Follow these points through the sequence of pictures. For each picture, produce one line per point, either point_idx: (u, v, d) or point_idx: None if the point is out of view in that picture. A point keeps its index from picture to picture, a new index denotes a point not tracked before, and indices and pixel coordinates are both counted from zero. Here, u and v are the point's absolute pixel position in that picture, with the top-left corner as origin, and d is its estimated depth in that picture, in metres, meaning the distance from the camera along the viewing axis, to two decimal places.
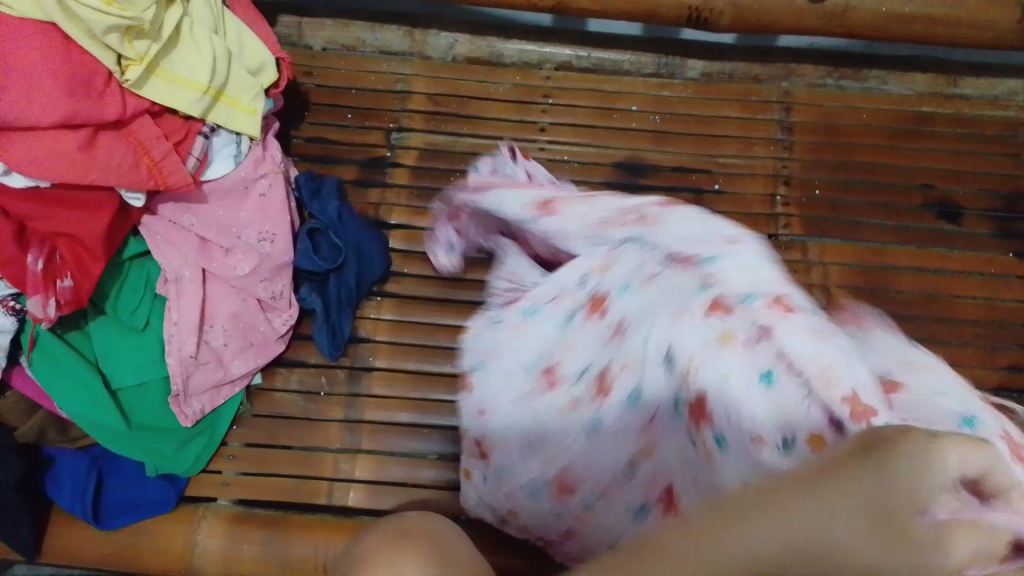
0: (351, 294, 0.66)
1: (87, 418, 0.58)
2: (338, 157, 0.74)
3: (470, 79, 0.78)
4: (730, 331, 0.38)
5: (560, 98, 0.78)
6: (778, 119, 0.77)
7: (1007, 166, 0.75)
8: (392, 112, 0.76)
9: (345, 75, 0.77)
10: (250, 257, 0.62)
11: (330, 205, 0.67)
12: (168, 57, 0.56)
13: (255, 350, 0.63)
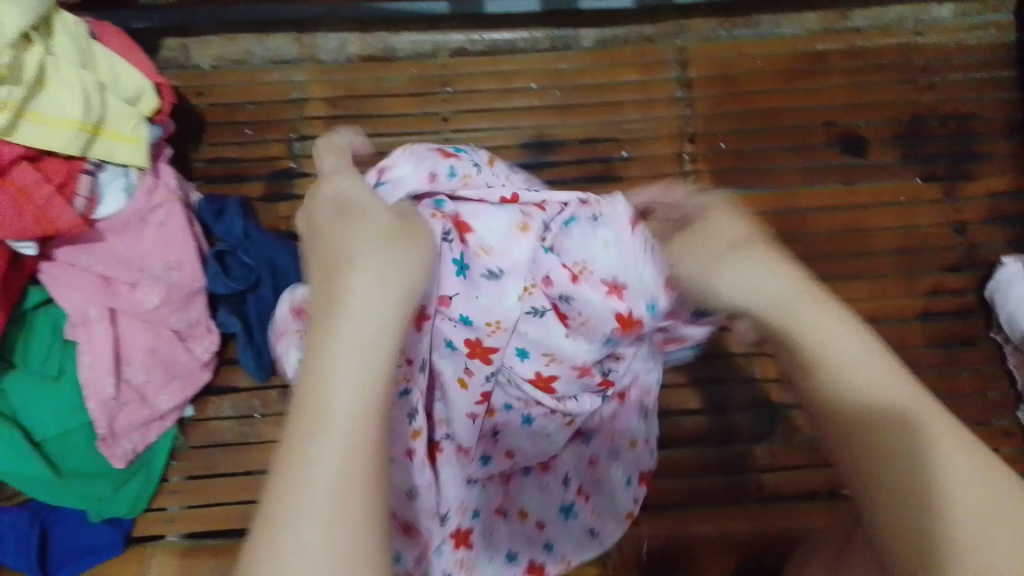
0: (271, 311, 0.66)
1: (11, 471, 0.57)
2: (243, 175, 0.73)
3: (366, 77, 0.77)
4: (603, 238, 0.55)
5: (459, 84, 0.77)
6: (677, 76, 0.77)
7: (905, 93, 0.76)
8: (292, 121, 0.75)
9: (241, 89, 0.76)
10: (158, 288, 0.61)
11: (235, 225, 0.66)
12: (36, 99, 0.54)
13: (178, 381, 0.62)
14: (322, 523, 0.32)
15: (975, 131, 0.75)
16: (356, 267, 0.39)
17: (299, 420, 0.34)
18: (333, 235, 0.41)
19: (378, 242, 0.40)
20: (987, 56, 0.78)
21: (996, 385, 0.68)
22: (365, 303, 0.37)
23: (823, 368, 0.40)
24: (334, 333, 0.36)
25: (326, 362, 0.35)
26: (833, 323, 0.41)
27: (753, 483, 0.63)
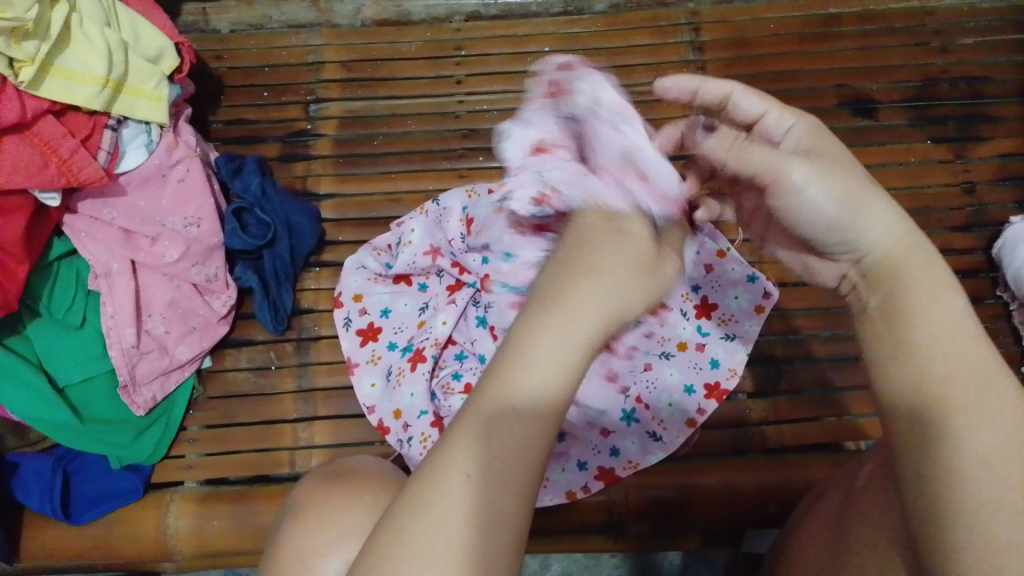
0: (287, 267, 0.67)
1: (37, 417, 0.59)
2: (259, 136, 0.75)
3: (381, 42, 0.78)
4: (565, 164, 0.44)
5: (472, 48, 0.78)
6: (689, 40, 0.78)
7: (917, 55, 0.76)
8: (307, 84, 0.76)
9: (257, 53, 0.78)
10: (177, 243, 0.63)
11: (252, 182, 0.68)
12: (61, 55, 0.56)
13: (198, 332, 0.64)
14: (480, 526, 0.30)
15: (988, 93, 0.75)
16: (594, 272, 0.33)
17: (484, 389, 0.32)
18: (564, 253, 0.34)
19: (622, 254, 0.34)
20: (1000, 19, 0.78)
21: (1004, 343, 0.69)
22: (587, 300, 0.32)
23: (923, 322, 0.36)
24: (566, 320, 0.31)
25: (538, 341, 0.31)
26: (936, 275, 0.37)
27: (755, 435, 0.66)
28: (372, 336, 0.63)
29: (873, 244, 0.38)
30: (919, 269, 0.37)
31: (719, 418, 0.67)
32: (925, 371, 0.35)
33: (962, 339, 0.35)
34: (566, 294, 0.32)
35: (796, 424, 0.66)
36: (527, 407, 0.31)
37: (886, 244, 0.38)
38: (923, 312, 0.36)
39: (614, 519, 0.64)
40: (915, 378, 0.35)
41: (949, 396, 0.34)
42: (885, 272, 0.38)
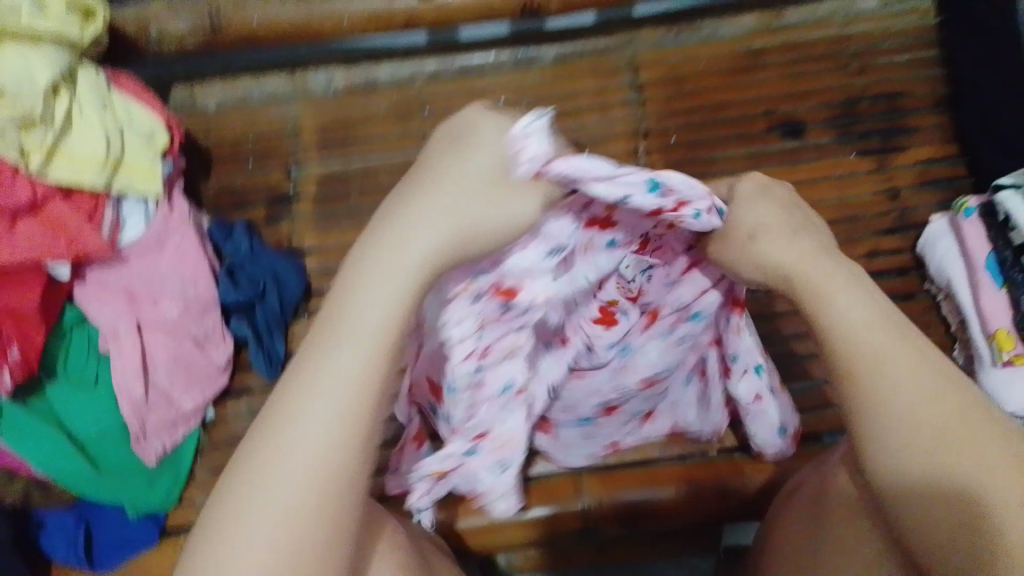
0: (276, 318, 0.74)
1: (61, 472, 0.65)
2: (246, 201, 0.82)
3: (352, 106, 0.86)
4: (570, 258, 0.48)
5: (436, 105, 0.85)
6: (631, 82, 0.85)
7: (839, 78, 0.84)
8: (287, 150, 0.84)
9: (240, 125, 0.85)
10: (177, 303, 0.69)
11: (242, 244, 0.75)
12: (65, 141, 0.63)
13: (200, 385, 0.71)
14: (298, 484, 0.33)
15: (905, 107, 0.83)
16: (393, 241, 0.39)
17: (334, 326, 0.37)
18: (416, 185, 0.42)
19: (422, 221, 0.40)
20: (915, 40, 0.85)
21: (935, 331, 0.74)
22: (433, 228, 0.40)
23: (830, 313, 0.42)
24: (357, 306, 0.37)
25: (351, 312, 0.37)
26: (845, 272, 0.43)
27: None
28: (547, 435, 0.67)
29: (786, 268, 0.44)
30: (837, 277, 0.43)
31: None
32: (846, 342, 0.40)
33: (849, 284, 0.42)
34: (370, 269, 0.38)
35: None
36: (336, 396, 0.35)
37: (805, 269, 0.43)
38: (851, 324, 0.41)
39: (593, 524, 0.69)
40: (839, 343, 0.41)
41: (871, 357, 0.40)
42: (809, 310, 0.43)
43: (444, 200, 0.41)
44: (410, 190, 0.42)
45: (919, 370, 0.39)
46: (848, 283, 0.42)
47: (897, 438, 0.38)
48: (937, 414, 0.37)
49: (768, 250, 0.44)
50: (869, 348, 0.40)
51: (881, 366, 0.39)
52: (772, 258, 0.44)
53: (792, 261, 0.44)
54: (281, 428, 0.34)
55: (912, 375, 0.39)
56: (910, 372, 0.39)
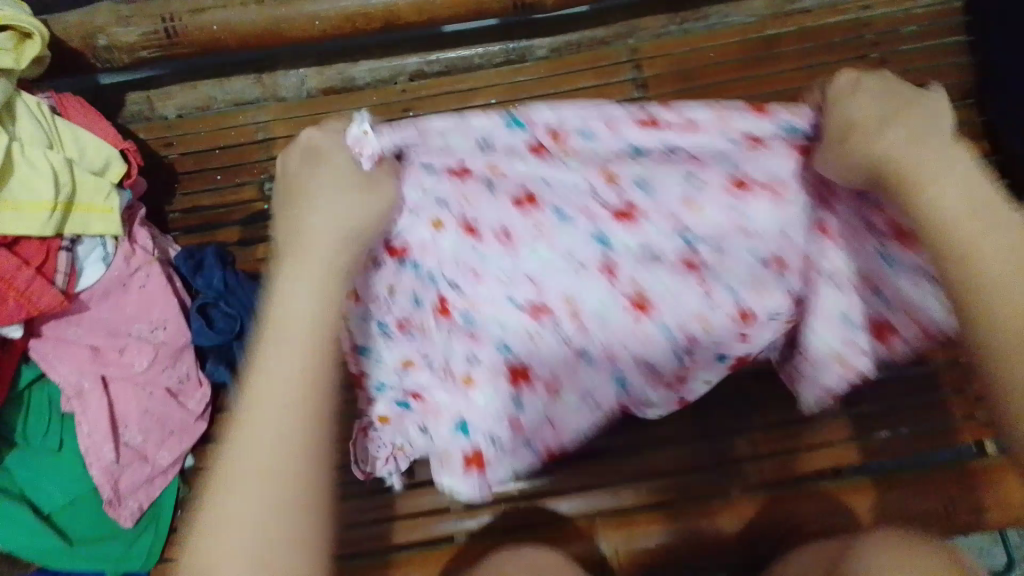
0: None
1: (26, 547, 0.59)
2: (219, 222, 0.75)
3: (328, 112, 0.78)
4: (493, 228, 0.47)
5: (420, 108, 0.79)
6: (632, 78, 0.78)
7: (858, 69, 0.77)
8: (259, 163, 0.76)
9: (207, 135, 0.77)
10: (146, 351, 0.63)
11: (215, 276, 0.67)
12: (6, 187, 0.55)
13: (176, 436, 0.65)
14: (255, 556, 0.33)
15: None
16: (281, 296, 0.38)
17: (281, 325, 0.37)
18: (290, 223, 0.41)
19: (314, 248, 0.40)
20: (937, 23, 0.78)
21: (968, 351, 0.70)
22: (317, 265, 0.39)
23: (948, 213, 0.38)
24: (266, 355, 0.37)
25: (263, 365, 0.36)
26: (951, 159, 0.39)
27: (736, 472, 0.68)
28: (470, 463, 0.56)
29: (890, 159, 0.39)
30: (940, 164, 0.38)
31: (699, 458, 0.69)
32: (945, 213, 0.38)
33: (951, 166, 0.38)
34: (279, 322, 0.38)
35: (778, 457, 0.68)
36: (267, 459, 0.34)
37: (902, 165, 0.39)
38: (972, 219, 0.37)
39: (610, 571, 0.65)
40: (965, 247, 0.37)
41: (976, 263, 0.37)
42: (891, 183, 0.39)
43: (327, 245, 0.40)
44: (291, 239, 0.40)
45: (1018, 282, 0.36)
46: (948, 174, 0.38)
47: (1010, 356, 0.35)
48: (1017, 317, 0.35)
49: (930, 145, 0.39)
50: (976, 241, 0.37)
51: (974, 262, 0.37)
52: (931, 155, 0.39)
53: (906, 152, 0.39)
54: (232, 447, 0.35)
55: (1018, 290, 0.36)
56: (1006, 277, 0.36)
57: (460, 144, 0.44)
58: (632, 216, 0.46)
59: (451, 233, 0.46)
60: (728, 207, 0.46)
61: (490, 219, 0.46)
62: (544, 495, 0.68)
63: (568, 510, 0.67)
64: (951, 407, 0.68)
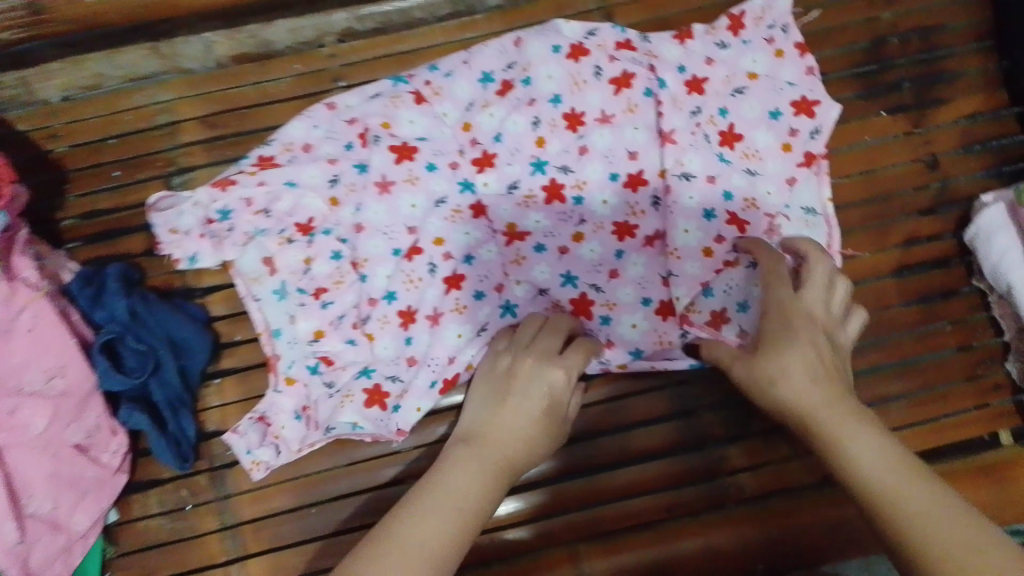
0: (179, 391, 0.58)
1: None
2: (120, 228, 0.64)
3: (242, 84, 0.65)
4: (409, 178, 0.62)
5: (352, 76, 0.66)
6: None
7: (861, 9, 0.66)
8: (164, 153, 0.64)
9: (99, 122, 0.64)
10: (43, 407, 0.54)
11: (118, 305, 0.57)
12: None
13: (92, 494, 0.56)
14: None
15: (943, 44, 0.66)
16: (446, 466, 0.47)
17: (479, 443, 0.49)
18: (504, 410, 0.51)
19: (490, 466, 0.48)
20: None
21: (981, 336, 0.63)
22: (483, 468, 0.47)
23: (888, 490, 0.42)
24: (393, 541, 0.41)
25: (383, 548, 0.41)
26: (849, 414, 0.46)
27: (731, 486, 0.60)
28: (378, 399, 0.60)
29: (793, 398, 0.48)
30: (838, 416, 0.46)
31: (693, 472, 0.60)
32: (862, 470, 0.43)
33: (857, 428, 0.45)
34: (417, 512, 0.43)
35: (774, 465, 0.61)
36: None
37: (805, 402, 0.47)
38: (896, 481, 0.42)
39: None
40: (873, 473, 0.43)
41: (884, 494, 0.42)
42: (806, 428, 0.47)
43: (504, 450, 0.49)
44: (473, 435, 0.50)
45: (932, 497, 0.41)
46: (856, 426, 0.45)
47: (908, 515, 0.40)
48: (910, 492, 0.41)
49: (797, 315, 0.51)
50: (864, 446, 0.44)
51: (898, 492, 0.41)
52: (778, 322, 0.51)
53: (794, 394, 0.48)
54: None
55: (919, 494, 0.41)
56: (929, 503, 0.40)
57: (461, 84, 0.63)
58: (582, 123, 0.63)
59: (464, 167, 0.63)
60: (568, 142, 0.63)
61: (502, 138, 0.63)
62: (512, 520, 0.60)
63: (531, 537, 0.59)
64: (961, 399, 0.63)
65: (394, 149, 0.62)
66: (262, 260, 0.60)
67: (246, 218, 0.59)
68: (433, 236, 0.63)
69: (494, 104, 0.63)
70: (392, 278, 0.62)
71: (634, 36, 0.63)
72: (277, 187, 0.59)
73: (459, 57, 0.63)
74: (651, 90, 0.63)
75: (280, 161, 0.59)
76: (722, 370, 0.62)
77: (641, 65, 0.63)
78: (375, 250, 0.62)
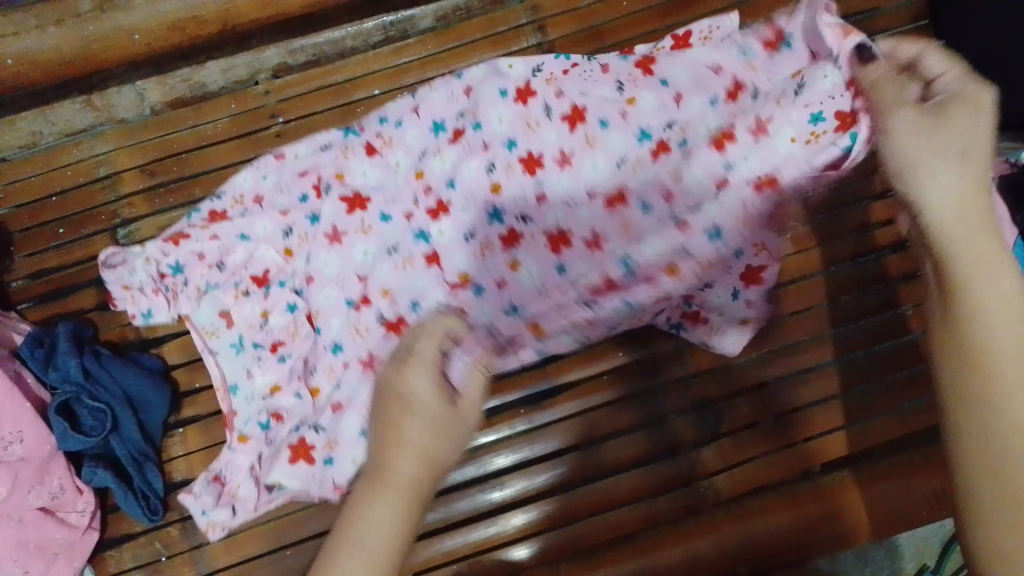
0: (142, 445, 0.58)
1: None
2: (71, 284, 0.63)
3: (180, 128, 0.65)
4: (360, 226, 0.62)
5: (290, 111, 0.66)
6: (537, 42, 0.66)
7: None
8: (106, 206, 0.64)
9: (36, 181, 0.65)
10: (2, 475, 0.53)
11: (71, 365, 0.56)
12: None
13: (61, 558, 0.56)
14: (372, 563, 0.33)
15: (876, 29, 0.66)
16: (380, 489, 0.34)
17: (383, 485, 0.34)
18: (386, 422, 0.35)
19: (436, 437, 0.34)
20: None
21: None
22: (415, 472, 0.34)
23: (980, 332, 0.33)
24: (358, 533, 0.34)
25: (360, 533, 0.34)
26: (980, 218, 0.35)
27: (707, 489, 0.60)
28: (302, 453, 0.59)
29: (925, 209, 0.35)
30: (953, 189, 0.35)
31: (666, 480, 0.61)
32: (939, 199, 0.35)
33: (994, 268, 0.34)
34: (356, 526, 0.34)
35: (751, 463, 0.60)
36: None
37: (955, 215, 0.35)
38: (1004, 336, 0.33)
39: None
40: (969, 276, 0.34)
41: (977, 385, 0.34)
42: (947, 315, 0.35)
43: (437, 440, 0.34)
44: (386, 412, 0.35)
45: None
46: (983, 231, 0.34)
47: (1001, 436, 0.33)
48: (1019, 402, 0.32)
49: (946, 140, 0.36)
50: (950, 205, 0.35)
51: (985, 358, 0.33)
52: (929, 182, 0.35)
53: (946, 199, 0.35)
54: None
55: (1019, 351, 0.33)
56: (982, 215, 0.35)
57: (413, 133, 0.62)
58: (541, 164, 0.60)
59: (420, 217, 0.62)
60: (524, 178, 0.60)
61: (455, 183, 0.61)
62: (499, 542, 0.60)
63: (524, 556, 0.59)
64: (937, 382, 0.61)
65: (344, 199, 0.62)
66: (221, 312, 0.61)
67: (199, 271, 0.61)
68: (383, 286, 0.61)
69: (446, 150, 0.62)
70: (341, 329, 0.61)
71: (579, 59, 0.62)
72: (230, 239, 0.61)
73: (408, 105, 0.63)
74: (607, 120, 0.60)
75: (233, 215, 0.62)
76: (684, 374, 0.62)
77: (593, 99, 0.60)
78: (328, 302, 0.61)
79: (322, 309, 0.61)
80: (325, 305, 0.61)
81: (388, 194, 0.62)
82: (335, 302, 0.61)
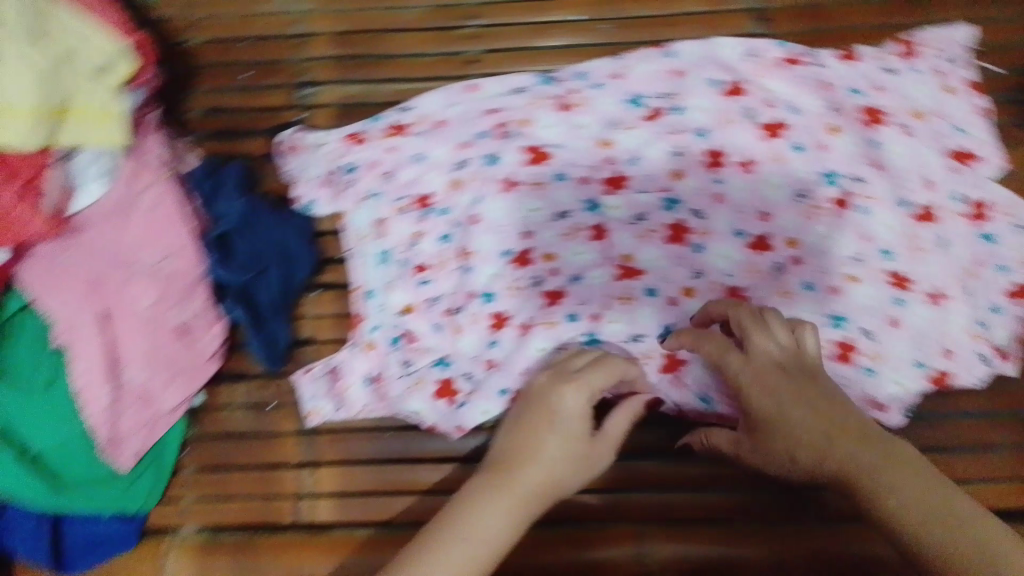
0: (280, 295, 0.60)
1: (14, 491, 0.55)
2: (243, 128, 0.65)
3: (378, 7, 0.66)
4: (535, 179, 0.62)
5: (487, 16, 0.65)
6: (751, 8, 0.65)
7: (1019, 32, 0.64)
8: (292, 63, 0.66)
9: (233, 23, 0.67)
10: (153, 284, 0.56)
11: (235, 204, 0.60)
12: None
13: (184, 376, 0.59)
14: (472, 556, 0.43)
15: None
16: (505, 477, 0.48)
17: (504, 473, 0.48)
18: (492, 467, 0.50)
19: (546, 456, 0.50)
20: None
21: None
22: (535, 478, 0.49)
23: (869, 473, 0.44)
24: (476, 504, 0.46)
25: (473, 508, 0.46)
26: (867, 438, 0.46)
27: (812, 500, 0.59)
28: (449, 393, 0.61)
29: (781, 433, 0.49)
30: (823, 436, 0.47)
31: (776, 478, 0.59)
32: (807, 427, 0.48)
33: (856, 445, 0.46)
34: (467, 501, 0.46)
35: None
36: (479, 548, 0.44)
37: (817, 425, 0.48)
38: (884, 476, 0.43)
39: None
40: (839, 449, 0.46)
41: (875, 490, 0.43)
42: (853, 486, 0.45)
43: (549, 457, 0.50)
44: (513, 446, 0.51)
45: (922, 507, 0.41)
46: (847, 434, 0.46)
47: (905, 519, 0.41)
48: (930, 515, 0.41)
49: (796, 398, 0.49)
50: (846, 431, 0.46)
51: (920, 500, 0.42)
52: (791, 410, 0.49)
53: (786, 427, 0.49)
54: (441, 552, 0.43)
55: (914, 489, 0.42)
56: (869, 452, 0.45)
57: (607, 100, 0.62)
58: (723, 162, 0.61)
59: (593, 185, 0.62)
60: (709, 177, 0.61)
61: (638, 161, 0.62)
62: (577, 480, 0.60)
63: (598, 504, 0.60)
64: None
65: (530, 150, 0.62)
66: (375, 220, 0.62)
67: (367, 178, 0.63)
68: (546, 250, 0.63)
69: (638, 127, 0.62)
70: (499, 272, 0.63)
71: (799, 52, 0.62)
72: (405, 156, 0.62)
73: (611, 69, 0.62)
74: (802, 146, 0.61)
75: (414, 131, 0.63)
76: None
77: (801, 119, 0.61)
78: (490, 246, 0.62)
79: (481, 255, 0.62)
80: (482, 249, 0.62)
81: (571, 154, 0.62)
82: (492, 250, 0.62)
